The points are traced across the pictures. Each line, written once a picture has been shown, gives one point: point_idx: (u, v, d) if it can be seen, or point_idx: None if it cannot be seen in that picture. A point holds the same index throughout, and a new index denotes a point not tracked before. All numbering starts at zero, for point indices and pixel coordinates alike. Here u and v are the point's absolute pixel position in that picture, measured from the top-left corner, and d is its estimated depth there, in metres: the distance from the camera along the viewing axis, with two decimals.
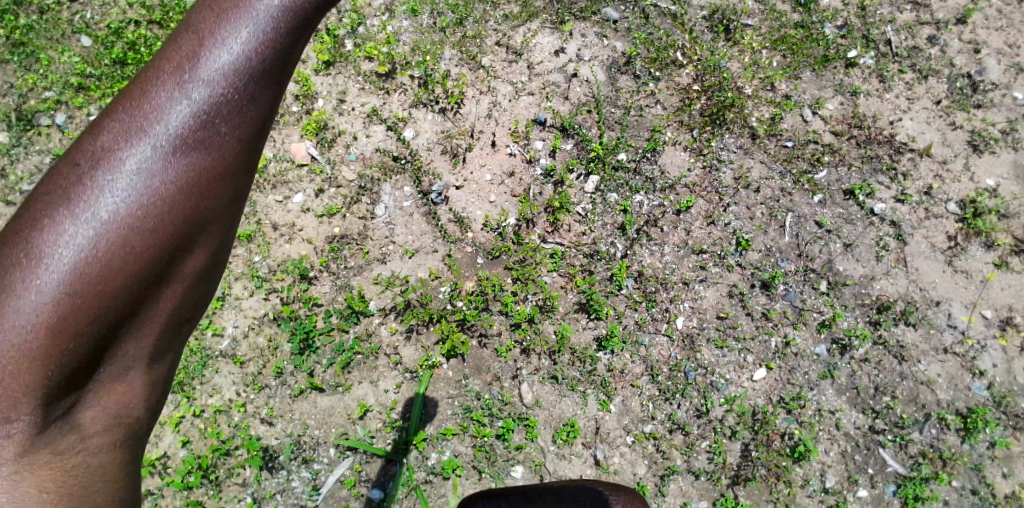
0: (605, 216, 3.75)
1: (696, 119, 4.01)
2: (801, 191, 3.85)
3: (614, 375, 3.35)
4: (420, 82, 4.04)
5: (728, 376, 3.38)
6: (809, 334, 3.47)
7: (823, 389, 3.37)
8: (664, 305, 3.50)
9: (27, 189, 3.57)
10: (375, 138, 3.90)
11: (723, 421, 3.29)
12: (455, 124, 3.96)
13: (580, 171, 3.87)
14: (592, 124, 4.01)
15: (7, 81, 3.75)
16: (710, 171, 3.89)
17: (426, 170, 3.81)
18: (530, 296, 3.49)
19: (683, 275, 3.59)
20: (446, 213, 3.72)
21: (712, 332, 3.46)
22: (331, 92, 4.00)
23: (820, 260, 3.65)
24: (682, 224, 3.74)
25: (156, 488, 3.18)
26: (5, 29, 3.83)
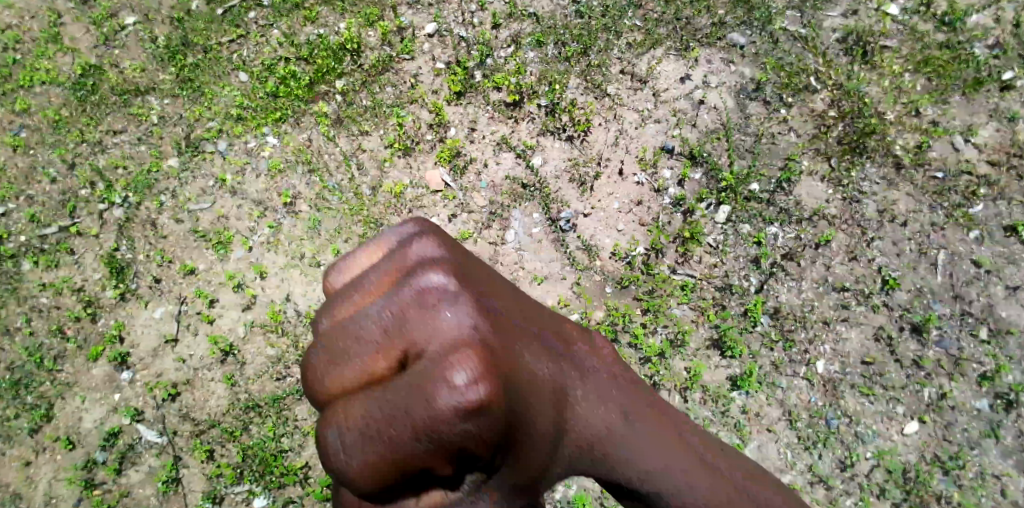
0: (738, 248, 3.65)
1: (834, 148, 3.84)
2: (956, 226, 3.60)
3: (749, 417, 3.23)
4: (547, 110, 4.06)
5: (876, 428, 3.18)
6: (968, 387, 3.23)
7: (986, 449, 3.11)
8: (803, 346, 3.35)
9: (192, 209, 3.91)
10: (505, 165, 3.97)
11: (871, 478, 3.09)
12: (583, 152, 3.97)
13: (710, 201, 3.79)
14: (722, 151, 3.92)
15: (178, 113, 4.13)
16: (850, 202, 3.71)
17: (554, 198, 3.85)
18: (660, 329, 3.44)
19: (824, 314, 3.43)
20: (575, 241, 3.74)
21: (857, 379, 3.28)
22: (462, 121, 4.09)
23: (979, 304, 3.40)
24: (821, 259, 3.58)
25: (297, 496, 3.34)
26: (176, 67, 4.22)
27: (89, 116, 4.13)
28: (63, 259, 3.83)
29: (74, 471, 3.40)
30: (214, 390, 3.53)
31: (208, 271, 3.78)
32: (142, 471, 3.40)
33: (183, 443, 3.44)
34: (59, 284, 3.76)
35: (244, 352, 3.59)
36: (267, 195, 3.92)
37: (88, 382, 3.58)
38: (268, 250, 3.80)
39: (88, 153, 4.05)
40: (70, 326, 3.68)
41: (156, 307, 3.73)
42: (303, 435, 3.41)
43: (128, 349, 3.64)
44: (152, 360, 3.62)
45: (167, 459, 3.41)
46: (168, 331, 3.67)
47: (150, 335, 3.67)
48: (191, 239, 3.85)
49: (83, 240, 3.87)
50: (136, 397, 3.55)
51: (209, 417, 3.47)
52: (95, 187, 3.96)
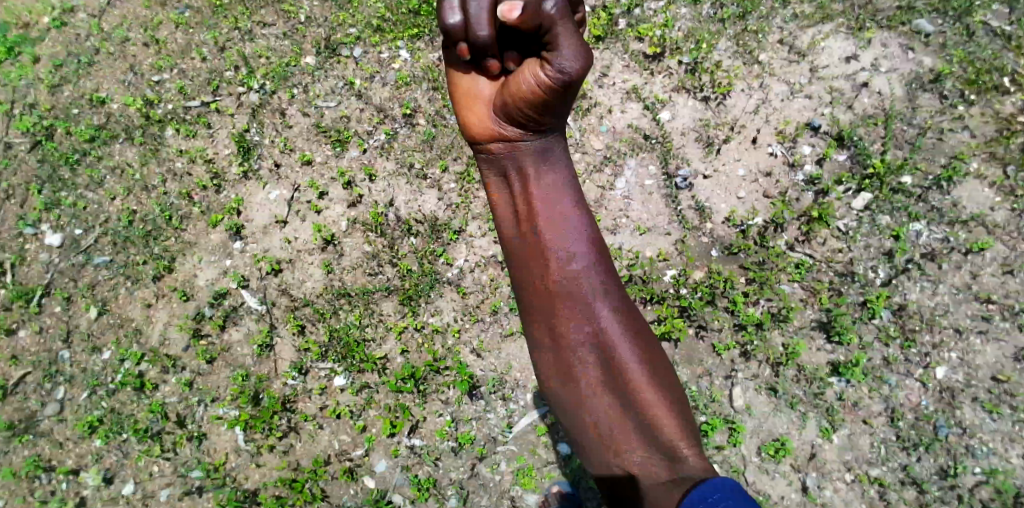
0: (871, 238, 3.30)
1: (1014, 154, 3.42)
2: None
3: (846, 405, 2.92)
4: (689, 68, 3.85)
5: (995, 447, 2.79)
6: None
7: None
8: (924, 349, 2.98)
9: (319, 105, 4.04)
10: (630, 114, 3.79)
11: (973, 493, 2.72)
12: (717, 114, 3.74)
13: (851, 185, 3.44)
14: (877, 138, 3.56)
15: (322, 16, 4.29)
16: (1019, 214, 3.29)
17: (675, 154, 3.64)
18: (763, 301, 3.18)
19: (958, 321, 3.04)
20: (688, 200, 3.53)
21: (983, 393, 2.88)
22: (596, 66, 3.93)
23: None
24: (967, 266, 3.18)
25: (374, 383, 3.33)
26: None
27: (245, 6, 4.36)
28: (200, 132, 4.00)
29: (185, 320, 3.54)
30: (312, 272, 3.61)
31: (324, 164, 3.88)
32: (241, 332, 3.51)
33: (279, 314, 3.52)
34: (193, 154, 3.92)
35: (343, 244, 3.66)
36: (388, 104, 4.00)
37: (206, 245, 3.72)
38: (381, 155, 3.87)
39: (237, 39, 4.27)
40: (197, 194, 3.83)
41: (274, 188, 3.84)
42: (387, 328, 3.42)
43: (242, 223, 3.76)
44: (262, 236, 3.73)
45: (263, 325, 3.50)
46: (279, 213, 3.77)
47: (264, 212, 3.78)
48: (314, 134, 3.97)
49: (219, 118, 4.04)
50: (244, 266, 3.66)
51: (304, 296, 3.54)
52: (240, 71, 4.15)
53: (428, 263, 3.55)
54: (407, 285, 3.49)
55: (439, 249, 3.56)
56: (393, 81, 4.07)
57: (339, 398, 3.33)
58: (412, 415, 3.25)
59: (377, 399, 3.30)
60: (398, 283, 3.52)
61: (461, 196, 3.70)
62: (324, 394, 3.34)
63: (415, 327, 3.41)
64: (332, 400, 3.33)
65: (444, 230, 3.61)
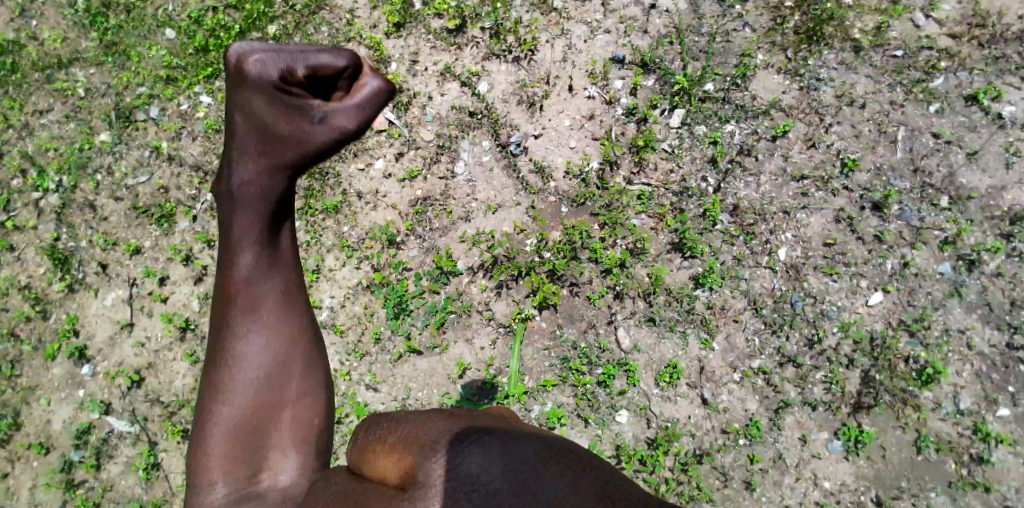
0: (694, 151, 3.55)
1: (790, 39, 3.70)
2: (915, 102, 3.51)
3: (715, 312, 3.19)
4: (492, 33, 3.90)
5: (841, 304, 3.15)
6: (930, 254, 3.18)
7: (950, 309, 3.10)
8: (764, 238, 3.29)
9: (131, 184, 3.77)
10: (450, 95, 3.82)
11: (838, 350, 3.08)
12: (531, 71, 3.83)
13: (664, 107, 3.67)
14: (675, 56, 3.77)
15: (103, 82, 3.92)
16: (808, 92, 3.60)
17: (503, 123, 3.72)
18: (619, 241, 3.37)
19: (784, 204, 3.36)
20: (527, 164, 3.63)
21: (820, 261, 3.23)
22: (404, 55, 3.93)
23: (939, 175, 3.33)
24: (778, 151, 3.49)
25: None
26: (98, 32, 3.96)
27: (12, 98, 3.94)
28: (4, 258, 3.73)
29: (52, 475, 3.43)
30: (178, 369, 3.50)
31: (154, 247, 3.68)
32: (120, 462, 3.42)
33: (155, 427, 3.43)
34: (6, 284, 3.67)
35: (203, 325, 3.55)
36: (204, 159, 3.78)
37: (50, 383, 3.54)
38: (213, 217, 3.69)
39: (15, 138, 3.89)
40: (22, 328, 3.61)
41: (107, 294, 3.64)
42: None
43: (84, 343, 3.58)
44: (110, 349, 3.56)
45: (142, 446, 3.41)
46: (122, 317, 3.60)
47: (104, 323, 3.60)
48: (132, 217, 3.73)
49: (22, 235, 3.75)
50: (99, 391, 3.51)
51: (177, 398, 3.45)
52: (28, 174, 3.82)
53: None
54: None
55: None
56: (202, 132, 3.83)
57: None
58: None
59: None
60: None
61: (309, 233, 3.62)
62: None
63: None
64: None
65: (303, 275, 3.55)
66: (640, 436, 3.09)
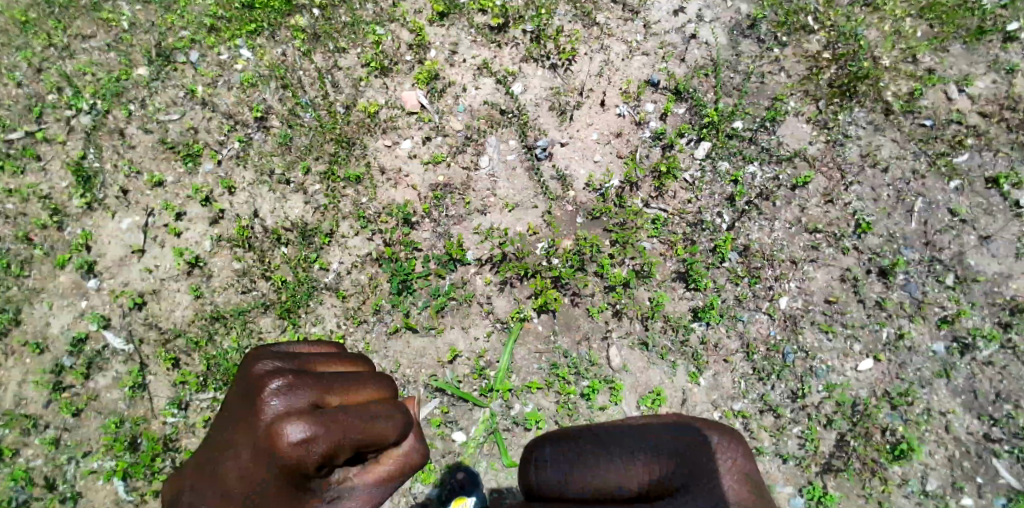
0: (713, 186, 3.58)
1: (824, 90, 3.74)
2: (936, 175, 3.54)
3: (708, 348, 3.23)
4: (532, 37, 3.93)
5: (831, 363, 3.19)
6: (927, 329, 3.22)
7: (937, 388, 3.13)
8: (767, 284, 3.33)
9: (162, 119, 3.84)
10: (484, 90, 3.86)
11: (820, 409, 3.12)
12: (565, 81, 3.86)
13: (691, 136, 3.70)
14: (709, 88, 3.80)
15: (147, 20, 4.04)
16: (834, 145, 3.63)
17: (532, 125, 3.76)
18: (627, 261, 3.42)
19: (793, 254, 3.40)
20: (549, 170, 3.67)
21: (818, 315, 3.27)
22: (443, 44, 3.96)
23: (949, 251, 3.37)
24: (796, 201, 3.52)
25: None
26: None
27: (56, 19, 4.04)
28: (29, 166, 3.79)
29: (42, 375, 3.43)
30: (179, 300, 3.53)
31: (176, 184, 3.74)
32: (108, 376, 3.43)
33: (149, 350, 3.46)
34: (26, 191, 3.72)
35: (211, 265, 3.58)
36: (237, 109, 3.84)
37: (55, 289, 3.58)
38: (237, 165, 3.75)
39: (55, 57, 3.98)
40: (37, 234, 3.65)
41: (125, 217, 3.70)
42: (267, 347, 3.41)
43: (95, 259, 3.63)
44: (119, 269, 3.62)
45: (133, 366, 3.44)
46: (134, 243, 3.66)
47: (116, 245, 3.66)
48: (160, 151, 3.79)
49: (50, 147, 3.82)
50: (102, 305, 3.55)
51: (174, 327, 3.48)
52: (64, 93, 3.90)
53: (303, 271, 3.52)
54: (284, 298, 3.46)
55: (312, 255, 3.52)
56: (238, 84, 3.89)
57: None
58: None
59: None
60: (274, 297, 3.48)
61: (328, 196, 3.64)
62: (207, 426, 3.32)
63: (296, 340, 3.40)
64: None
65: (315, 235, 3.57)
66: None
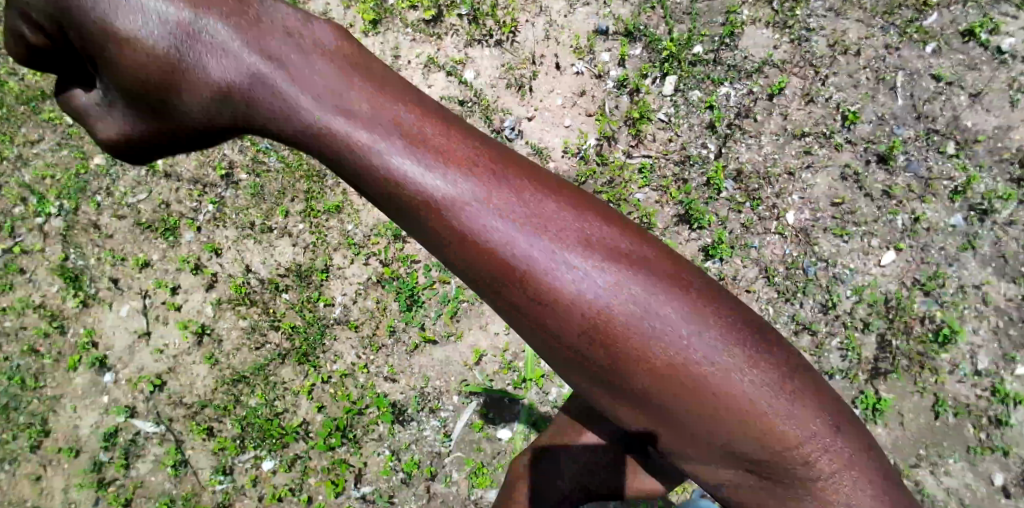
0: (690, 118, 3.49)
1: None
2: (910, 44, 3.42)
3: (727, 283, 3.17)
4: (470, 19, 3.82)
5: (854, 266, 3.13)
6: (941, 206, 3.14)
7: (965, 263, 3.07)
8: (770, 202, 3.25)
9: (132, 202, 3.75)
10: (437, 86, 3.76)
11: (853, 314, 3.06)
12: (515, 54, 3.75)
13: (655, 75, 3.60)
14: (658, 20, 3.68)
15: None
16: (800, 43, 3.51)
17: (495, 107, 3.68)
18: (625, 218, 3.34)
19: (787, 165, 3.31)
20: (524, 147, 3.60)
21: (829, 222, 3.19)
22: (384, 50, 3.86)
23: (944, 119, 3.27)
24: (776, 109, 3.43)
25: (303, 452, 3.37)
26: None
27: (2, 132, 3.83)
28: (16, 280, 3.70)
29: (83, 476, 3.44)
30: (197, 372, 3.52)
31: (163, 259, 3.69)
32: (149, 461, 3.45)
33: (180, 426, 3.46)
34: (19, 305, 3.66)
35: (218, 329, 3.55)
36: (200, 172, 3.74)
37: (76, 391, 3.56)
38: (216, 226, 3.69)
39: (9, 170, 3.79)
40: (43, 344, 3.62)
41: (122, 304, 3.66)
42: (295, 394, 3.41)
43: (105, 352, 3.61)
44: (130, 357, 3.59)
45: (169, 445, 3.45)
46: (139, 326, 3.62)
47: (122, 333, 3.62)
48: (138, 233, 3.72)
49: (29, 257, 3.72)
50: (123, 396, 3.54)
51: (199, 399, 3.47)
52: (29, 201, 3.77)
53: (310, 311, 3.50)
54: (299, 343, 3.46)
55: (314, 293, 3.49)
56: (197, 146, 3.79)
57: (275, 480, 3.36)
58: (352, 466, 3.33)
59: (312, 465, 3.36)
60: (288, 345, 3.47)
61: (314, 233, 3.58)
62: (257, 484, 3.36)
63: (322, 381, 3.42)
64: (268, 485, 3.37)
65: (312, 273, 3.53)
66: None
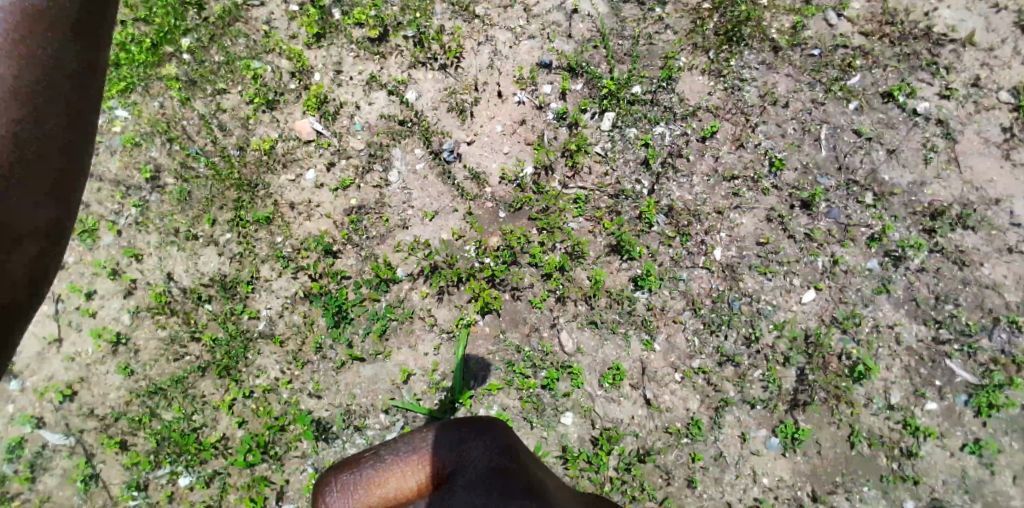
0: (626, 154, 3.55)
1: (712, 40, 3.75)
2: (835, 100, 3.59)
3: (655, 312, 3.19)
4: (415, 41, 3.82)
5: (776, 302, 3.20)
6: (858, 250, 3.27)
7: (879, 305, 3.17)
8: (699, 238, 3.31)
9: None
10: (378, 104, 3.72)
11: (775, 348, 3.12)
12: (458, 79, 3.76)
13: (594, 110, 3.66)
14: (601, 59, 3.76)
15: None
16: (733, 92, 3.65)
17: (434, 130, 3.64)
18: (558, 245, 3.34)
19: (717, 204, 3.39)
20: (461, 171, 3.56)
21: (755, 259, 3.27)
22: (326, 65, 3.80)
23: (863, 171, 3.43)
24: (709, 151, 3.53)
25: (222, 469, 3.14)
26: None
27: None
28: None
29: None
30: (112, 381, 3.26)
31: (78, 262, 3.45)
32: (56, 475, 3.14)
33: (92, 439, 3.18)
34: None
35: (135, 339, 3.32)
36: (125, 173, 3.58)
37: None
38: (138, 231, 3.49)
39: None
40: None
41: None
42: (214, 409, 3.20)
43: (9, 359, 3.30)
44: (38, 365, 3.28)
45: (79, 457, 3.16)
46: (49, 332, 3.33)
47: (27, 340, 3.32)
48: None
49: None
50: (30, 404, 3.23)
51: (113, 410, 3.21)
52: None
53: (233, 324, 3.31)
54: (220, 357, 3.26)
55: (238, 305, 3.32)
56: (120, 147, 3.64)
57: (191, 498, 3.11)
58: (272, 484, 3.11)
59: (233, 482, 3.13)
60: (209, 358, 3.27)
61: (241, 245, 3.44)
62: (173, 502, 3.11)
63: (243, 396, 3.21)
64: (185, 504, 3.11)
65: (237, 285, 3.36)
66: (586, 437, 3.04)
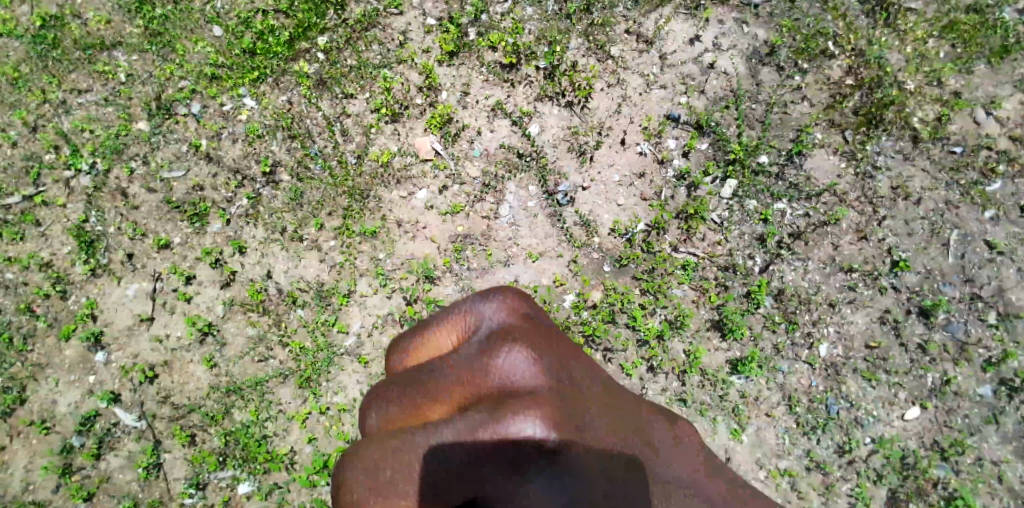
0: (743, 226, 3.48)
1: (850, 119, 3.62)
2: (970, 205, 3.45)
3: (748, 402, 3.19)
4: (546, 73, 3.80)
5: (876, 413, 3.15)
6: (972, 372, 3.18)
7: (986, 435, 3.10)
8: (806, 329, 3.27)
9: (165, 177, 3.71)
10: (500, 133, 3.74)
11: (868, 463, 3.09)
12: (584, 119, 3.74)
13: (716, 175, 3.59)
14: (731, 121, 3.69)
15: (145, 70, 3.84)
16: (863, 179, 3.52)
17: (552, 169, 3.65)
18: (659, 311, 3.35)
19: (829, 296, 3.33)
20: (572, 215, 3.57)
21: (861, 363, 3.22)
22: (455, 84, 3.83)
23: (989, 287, 3.31)
24: (830, 238, 3.43)
25: (283, 482, 3.30)
26: (144, 19, 3.88)
27: (50, 72, 3.81)
28: (29, 231, 3.64)
29: (51, 458, 3.36)
30: (194, 373, 3.45)
31: (183, 245, 3.63)
32: (121, 456, 3.36)
33: (162, 426, 3.39)
34: (27, 260, 3.58)
35: (224, 332, 3.49)
36: (243, 163, 3.71)
37: (62, 363, 3.48)
38: (247, 224, 3.63)
39: (51, 114, 3.77)
40: (39, 305, 3.54)
41: (132, 284, 3.59)
42: (288, 419, 3.36)
43: (102, 327, 3.52)
44: (127, 340, 3.51)
45: (146, 444, 3.37)
46: (144, 311, 3.55)
47: (124, 314, 3.54)
48: (164, 211, 3.67)
49: (50, 211, 3.66)
50: (110, 379, 3.46)
51: (188, 402, 3.40)
52: (61, 151, 3.72)
53: (323, 335, 3.46)
54: (304, 367, 3.41)
55: (331, 318, 3.46)
56: (243, 136, 3.76)
57: (248, 506, 3.29)
58: None
59: (290, 499, 3.28)
60: (293, 365, 3.42)
61: (343, 254, 3.56)
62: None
63: (318, 411, 3.36)
64: None
65: (333, 296, 3.50)
66: None
